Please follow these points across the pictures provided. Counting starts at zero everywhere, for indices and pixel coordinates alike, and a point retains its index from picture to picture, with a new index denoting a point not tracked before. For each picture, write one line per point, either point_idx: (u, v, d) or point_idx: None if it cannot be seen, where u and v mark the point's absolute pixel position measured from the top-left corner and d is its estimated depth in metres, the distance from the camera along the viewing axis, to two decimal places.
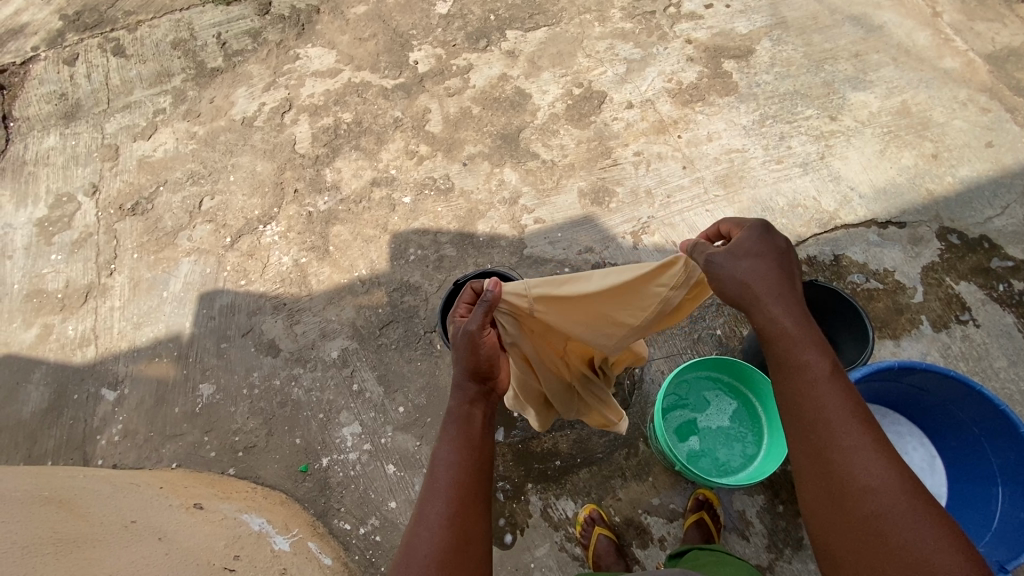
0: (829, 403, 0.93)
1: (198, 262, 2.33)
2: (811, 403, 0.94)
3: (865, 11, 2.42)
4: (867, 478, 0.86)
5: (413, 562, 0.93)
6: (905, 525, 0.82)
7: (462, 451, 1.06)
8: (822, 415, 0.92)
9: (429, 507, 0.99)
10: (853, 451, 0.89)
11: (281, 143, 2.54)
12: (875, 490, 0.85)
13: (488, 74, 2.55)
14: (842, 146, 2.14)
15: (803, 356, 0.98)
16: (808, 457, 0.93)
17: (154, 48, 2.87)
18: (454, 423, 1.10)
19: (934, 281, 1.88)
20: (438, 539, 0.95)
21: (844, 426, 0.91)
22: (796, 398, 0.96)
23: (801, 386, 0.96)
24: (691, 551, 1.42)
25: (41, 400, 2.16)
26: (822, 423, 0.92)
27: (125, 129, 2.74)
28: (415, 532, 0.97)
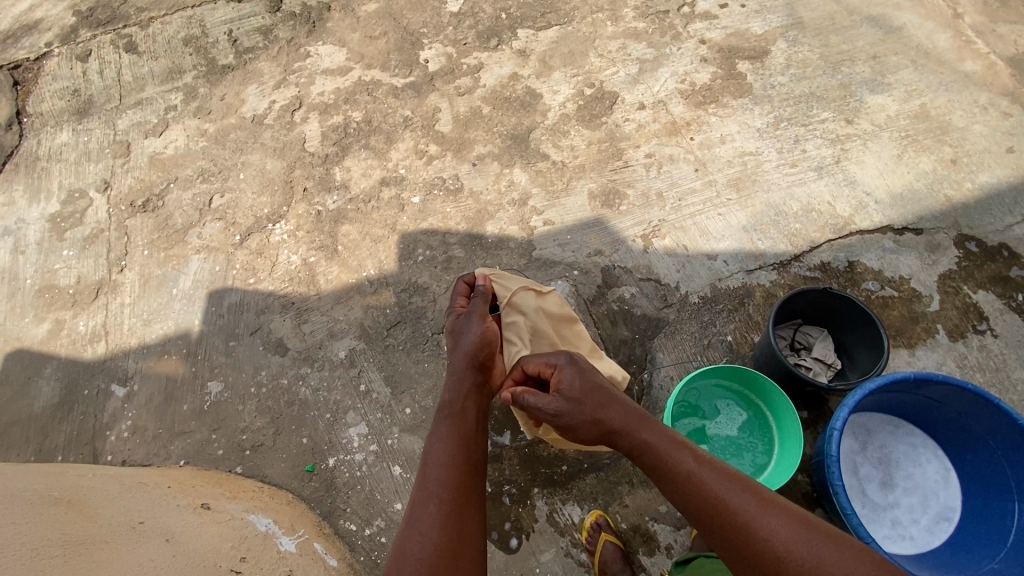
0: (719, 484, 1.02)
1: (208, 260, 2.34)
2: (706, 497, 1.01)
3: (883, 12, 2.38)
4: (777, 540, 0.94)
5: (405, 564, 0.95)
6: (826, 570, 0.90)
7: (455, 457, 1.12)
8: (722, 501, 0.99)
9: (419, 514, 1.02)
10: (756, 520, 0.97)
11: (291, 141, 2.54)
12: (784, 550, 0.93)
13: (498, 73, 2.53)
14: (858, 150, 2.10)
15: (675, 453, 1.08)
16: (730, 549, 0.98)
17: (166, 45, 2.88)
18: (447, 422, 1.20)
19: (951, 289, 1.84)
20: (427, 537, 0.99)
21: (735, 499, 0.99)
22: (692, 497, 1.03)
23: (690, 481, 1.04)
24: (697, 559, 1.40)
25: (52, 395, 2.18)
26: (721, 512, 0.99)
27: (136, 126, 2.75)
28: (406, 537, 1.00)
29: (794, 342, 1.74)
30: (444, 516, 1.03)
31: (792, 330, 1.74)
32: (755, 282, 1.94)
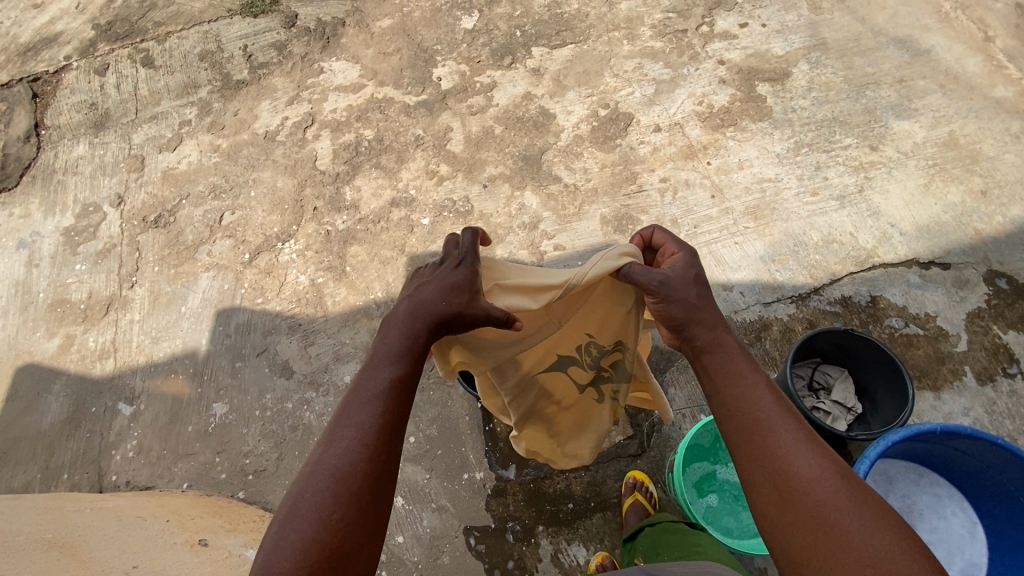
0: (766, 404, 0.98)
1: (217, 278, 2.33)
2: (751, 406, 0.98)
3: (911, 33, 2.30)
4: (808, 475, 0.88)
5: (333, 496, 0.87)
6: (841, 510, 0.85)
7: (383, 397, 0.97)
8: (762, 416, 0.96)
9: (334, 455, 0.91)
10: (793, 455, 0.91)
11: (302, 158, 2.53)
12: (809, 474, 0.88)
13: (512, 93, 2.50)
14: (882, 179, 2.02)
15: (734, 363, 1.04)
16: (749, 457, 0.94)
17: (182, 60, 2.90)
18: (388, 360, 1.01)
19: (979, 329, 1.76)
20: (338, 477, 0.89)
21: (780, 423, 0.95)
22: (739, 403, 0.99)
23: (743, 389, 1.00)
24: (644, 530, 1.49)
25: (60, 411, 2.19)
26: (758, 420, 0.96)
27: (151, 140, 2.76)
28: (312, 477, 0.89)
29: (813, 382, 1.66)
30: (363, 460, 0.91)
31: (810, 369, 1.67)
32: (771, 316, 1.88)
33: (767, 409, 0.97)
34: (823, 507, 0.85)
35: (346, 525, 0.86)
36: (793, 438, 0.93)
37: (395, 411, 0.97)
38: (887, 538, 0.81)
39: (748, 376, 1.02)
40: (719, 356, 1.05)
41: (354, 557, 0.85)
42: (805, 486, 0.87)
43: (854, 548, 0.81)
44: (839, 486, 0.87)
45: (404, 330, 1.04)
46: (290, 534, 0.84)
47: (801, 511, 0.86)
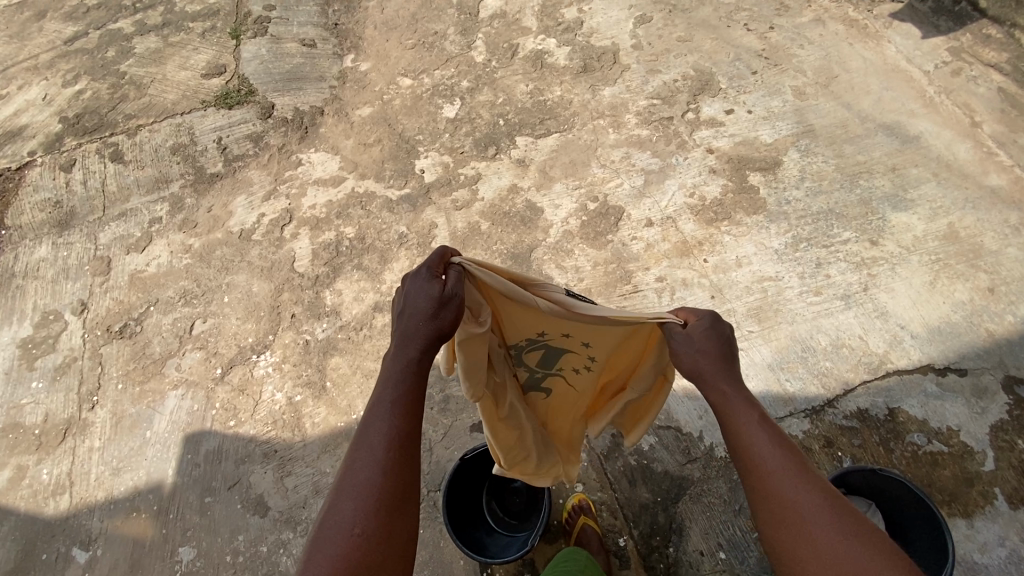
0: (772, 461, 0.91)
1: (185, 396, 2.16)
2: (754, 460, 0.92)
3: (897, 119, 2.28)
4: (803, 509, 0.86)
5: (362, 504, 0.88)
6: (843, 558, 0.81)
7: (405, 410, 0.96)
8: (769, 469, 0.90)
9: (367, 467, 0.91)
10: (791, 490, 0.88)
11: (278, 259, 2.40)
12: (815, 526, 0.84)
13: (497, 185, 2.42)
14: (886, 276, 1.95)
15: (733, 406, 0.98)
16: (760, 514, 0.90)
17: (153, 154, 2.79)
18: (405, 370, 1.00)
19: (1005, 443, 1.65)
20: (365, 497, 0.88)
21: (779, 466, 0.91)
22: (742, 455, 0.94)
23: (746, 441, 0.94)
24: None
25: (5, 560, 1.95)
26: (764, 474, 0.91)
27: (118, 240, 2.62)
28: (345, 492, 0.89)
29: None
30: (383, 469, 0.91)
31: None
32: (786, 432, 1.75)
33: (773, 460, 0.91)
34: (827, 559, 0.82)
35: (378, 539, 0.86)
36: (793, 487, 0.88)
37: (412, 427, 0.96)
38: None
39: (748, 423, 0.96)
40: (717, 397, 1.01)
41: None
42: (808, 542, 0.84)
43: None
44: (846, 541, 0.82)
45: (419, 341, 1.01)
46: (325, 550, 0.84)
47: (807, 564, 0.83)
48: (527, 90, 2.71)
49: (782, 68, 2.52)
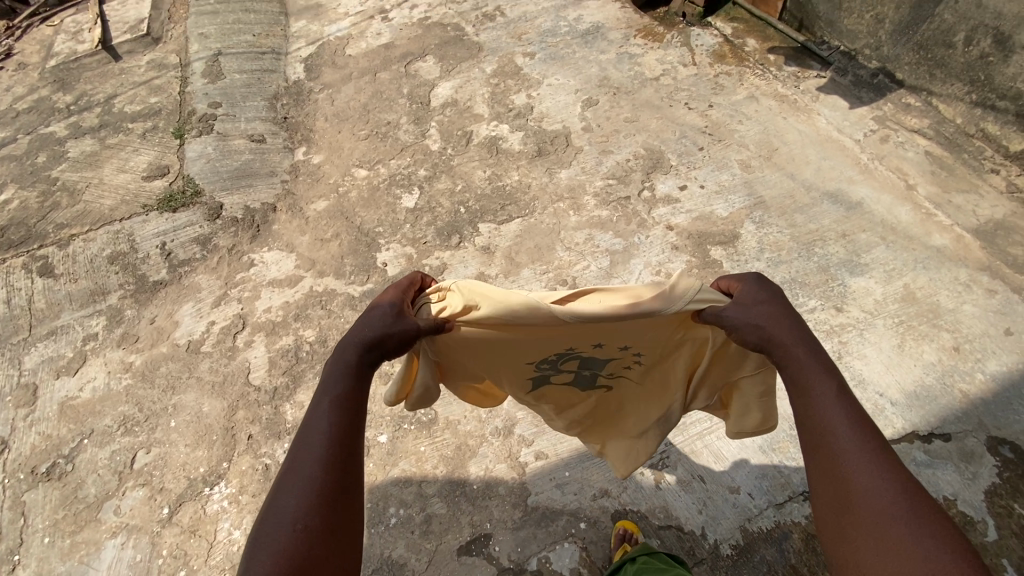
0: (844, 437, 0.87)
1: (126, 545, 1.88)
2: (822, 434, 0.89)
3: (839, 187, 2.41)
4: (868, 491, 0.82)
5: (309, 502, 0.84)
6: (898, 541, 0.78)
7: (345, 404, 0.93)
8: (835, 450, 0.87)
9: (304, 463, 0.87)
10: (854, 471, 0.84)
11: (232, 372, 2.22)
12: (874, 505, 0.81)
13: (463, 274, 2.36)
14: (857, 343, 1.98)
15: (806, 371, 0.94)
16: (819, 478, 0.89)
17: (88, 265, 2.59)
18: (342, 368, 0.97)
19: (1002, 509, 1.64)
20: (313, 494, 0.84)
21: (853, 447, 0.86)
22: (808, 417, 0.92)
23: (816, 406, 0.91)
24: None
25: None
26: (830, 451, 0.88)
27: (47, 363, 2.36)
28: (286, 491, 0.85)
29: None
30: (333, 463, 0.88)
31: None
32: (789, 520, 1.68)
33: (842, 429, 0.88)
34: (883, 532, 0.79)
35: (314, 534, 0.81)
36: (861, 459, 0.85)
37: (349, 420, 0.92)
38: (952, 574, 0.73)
39: (819, 392, 0.92)
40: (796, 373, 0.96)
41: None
42: (866, 513, 0.82)
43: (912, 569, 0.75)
44: (906, 520, 0.79)
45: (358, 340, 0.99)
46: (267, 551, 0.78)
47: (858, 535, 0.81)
48: (485, 175, 2.73)
49: (726, 143, 2.64)
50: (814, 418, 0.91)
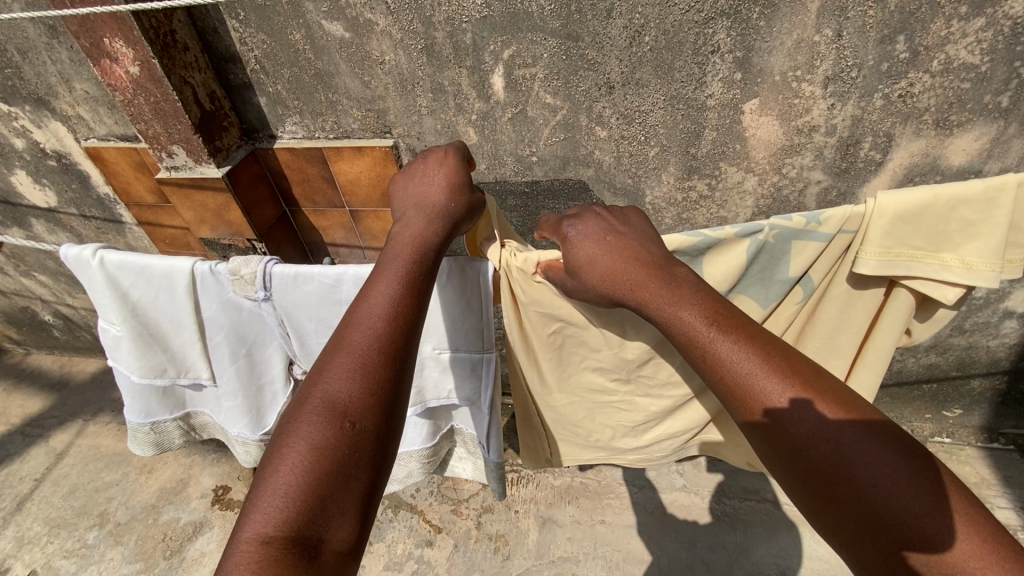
0: (723, 345, 0.83)
1: None
2: (709, 340, 0.84)
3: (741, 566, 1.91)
4: (763, 382, 0.80)
5: (329, 449, 0.75)
6: (803, 422, 0.77)
7: (369, 370, 0.82)
8: (729, 356, 0.82)
9: (306, 433, 0.76)
10: (748, 371, 0.81)
11: None
12: (774, 395, 0.79)
13: None
14: None
15: (701, 324, 0.85)
16: (759, 432, 0.81)
17: None
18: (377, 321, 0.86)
19: None
20: (339, 421, 0.77)
21: (740, 357, 0.82)
22: (724, 376, 0.83)
23: (713, 354, 0.83)
24: None
25: None
26: (723, 350, 0.83)
27: None
28: (306, 423, 0.77)
29: None
30: (363, 391, 0.80)
31: None
32: None
33: (750, 366, 0.81)
34: (852, 488, 0.72)
35: (288, 538, 0.68)
36: (797, 403, 0.78)
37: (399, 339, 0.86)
38: (876, 456, 0.72)
39: (667, 302, 0.87)
40: (650, 286, 0.89)
41: (334, 523, 0.72)
42: (775, 405, 0.79)
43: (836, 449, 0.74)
44: (825, 418, 0.75)
45: (397, 286, 0.90)
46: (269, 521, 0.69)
47: (816, 483, 0.76)
48: None
49: None
50: (696, 325, 0.85)
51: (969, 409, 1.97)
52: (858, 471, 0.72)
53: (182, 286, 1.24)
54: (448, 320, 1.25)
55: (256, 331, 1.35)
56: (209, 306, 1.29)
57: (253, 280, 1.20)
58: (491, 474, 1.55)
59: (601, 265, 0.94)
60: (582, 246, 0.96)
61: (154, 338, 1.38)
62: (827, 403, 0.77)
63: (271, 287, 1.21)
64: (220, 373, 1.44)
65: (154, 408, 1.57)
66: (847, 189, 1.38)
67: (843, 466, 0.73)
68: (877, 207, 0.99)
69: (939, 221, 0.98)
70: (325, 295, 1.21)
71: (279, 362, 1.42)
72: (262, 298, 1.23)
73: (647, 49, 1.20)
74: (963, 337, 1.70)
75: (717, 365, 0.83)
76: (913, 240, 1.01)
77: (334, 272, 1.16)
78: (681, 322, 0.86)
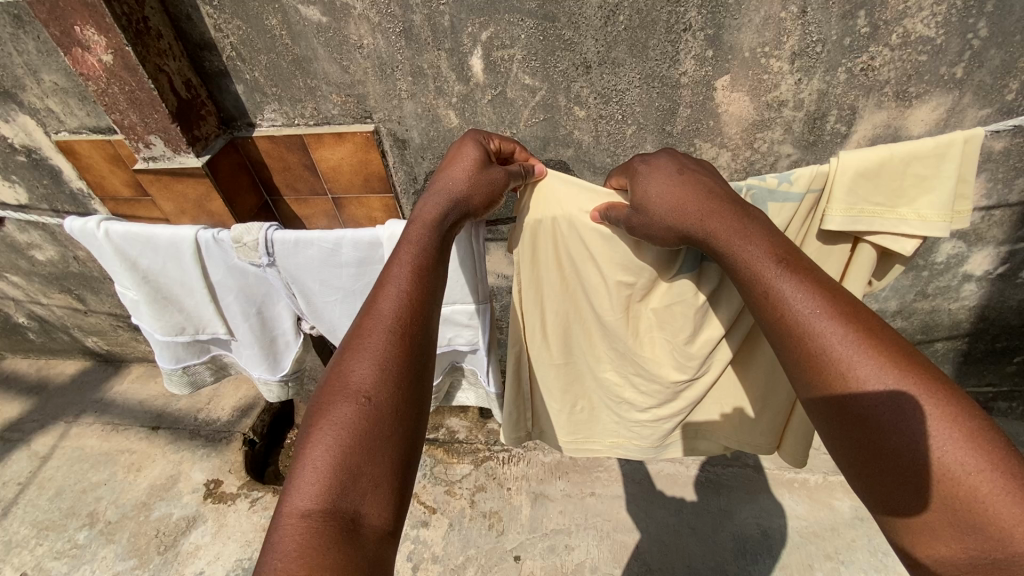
0: (782, 283, 0.88)
1: None
2: (768, 278, 0.89)
3: (727, 529, 2.00)
4: (814, 323, 0.85)
5: (358, 432, 0.78)
6: (851, 365, 0.81)
7: (394, 354, 0.87)
8: (786, 296, 0.87)
9: (339, 410, 0.80)
10: (803, 313, 0.86)
11: None
12: (828, 335, 0.84)
13: None
14: None
15: (765, 264, 0.89)
16: (807, 373, 0.86)
17: None
18: (395, 315, 0.90)
19: None
20: (368, 402, 0.81)
21: (799, 297, 0.86)
22: (780, 314, 0.88)
23: (774, 294, 0.89)
24: None
25: None
26: (781, 287, 0.88)
27: None
28: (340, 396, 0.81)
29: None
30: (387, 374, 0.84)
31: None
32: None
33: (805, 305, 0.86)
34: (888, 432, 0.77)
35: (326, 506, 0.72)
36: (847, 346, 0.82)
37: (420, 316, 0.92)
38: (920, 404, 0.76)
39: (733, 237, 0.92)
40: (719, 224, 0.93)
41: (367, 500, 0.75)
42: (828, 346, 0.83)
43: (875, 397, 0.79)
44: (874, 361, 0.80)
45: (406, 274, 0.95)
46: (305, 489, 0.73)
47: (851, 432, 0.82)
48: None
49: None
50: (759, 264, 0.90)
51: None
52: (890, 420, 0.77)
53: (187, 253, 1.25)
54: (444, 276, 1.30)
55: (263, 292, 1.37)
56: (216, 270, 1.29)
57: (256, 247, 1.21)
58: (495, 406, 1.62)
59: (670, 200, 0.97)
60: (666, 172, 0.99)
61: (166, 303, 1.39)
62: (874, 353, 0.80)
63: (274, 253, 1.22)
64: (235, 330, 1.45)
65: (183, 354, 1.55)
66: (816, 161, 1.44)
67: (885, 410, 0.78)
68: (839, 167, 1.05)
69: (894, 181, 1.04)
70: (328, 259, 1.23)
71: (289, 319, 1.44)
72: (266, 264, 1.24)
73: (622, 28, 1.23)
74: (926, 302, 1.79)
75: (773, 305, 0.89)
76: (874, 198, 1.07)
77: (334, 236, 1.19)
78: (749, 259, 0.91)
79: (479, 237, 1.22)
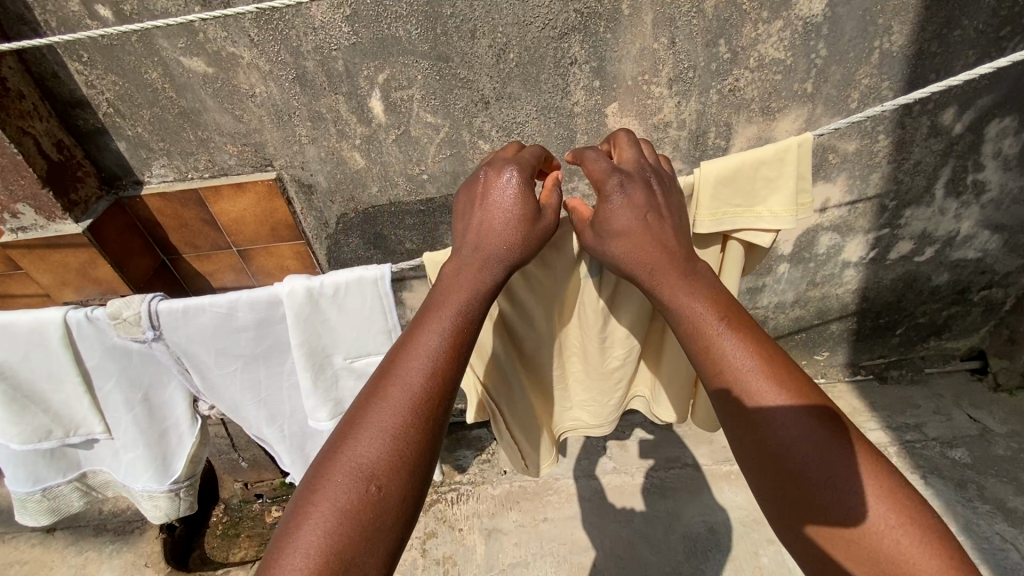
0: (720, 329, 0.82)
1: None
2: (708, 320, 0.83)
3: (678, 531, 2.05)
4: (753, 372, 0.79)
5: (352, 516, 0.69)
6: (788, 423, 0.75)
7: (407, 426, 0.76)
8: (723, 340, 0.81)
9: (338, 485, 0.72)
10: (742, 360, 0.80)
11: None
12: (763, 389, 0.78)
13: None
14: None
15: (703, 311, 0.83)
16: (742, 428, 0.79)
17: None
18: (420, 374, 0.80)
19: None
20: (370, 483, 0.72)
21: (737, 345, 0.81)
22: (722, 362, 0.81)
23: (713, 349, 0.81)
24: None
25: None
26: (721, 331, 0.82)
27: None
28: (346, 468, 0.73)
29: None
30: (395, 448, 0.75)
31: None
32: None
33: (738, 352, 0.80)
34: (823, 497, 0.71)
35: None
36: (776, 399, 0.76)
37: (447, 391, 0.81)
38: (854, 475, 0.70)
39: (672, 278, 0.85)
40: (658, 261, 0.86)
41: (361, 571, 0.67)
42: (764, 398, 0.77)
43: (811, 459, 0.73)
44: (806, 420, 0.74)
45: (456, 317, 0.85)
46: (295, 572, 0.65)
47: (778, 490, 0.75)
48: None
49: None
50: (699, 308, 0.83)
51: (834, 351, 2.29)
52: (825, 488, 0.71)
53: (56, 338, 1.12)
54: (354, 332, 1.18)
55: (150, 373, 1.26)
56: (92, 354, 1.18)
57: (139, 321, 1.10)
58: None
59: (625, 239, 0.87)
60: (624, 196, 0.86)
61: (27, 401, 1.23)
62: (796, 403, 0.76)
63: (161, 325, 1.12)
64: (115, 424, 1.32)
65: (42, 472, 1.41)
66: None
67: (820, 475, 0.71)
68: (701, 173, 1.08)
69: (749, 182, 1.06)
70: (223, 324, 1.15)
71: (183, 401, 1.34)
72: (152, 338, 1.13)
73: (514, 65, 1.29)
74: (816, 290, 1.98)
75: (712, 349, 0.82)
76: (732, 200, 1.09)
77: (228, 299, 1.12)
78: (685, 304, 0.84)
79: (388, 287, 1.12)
